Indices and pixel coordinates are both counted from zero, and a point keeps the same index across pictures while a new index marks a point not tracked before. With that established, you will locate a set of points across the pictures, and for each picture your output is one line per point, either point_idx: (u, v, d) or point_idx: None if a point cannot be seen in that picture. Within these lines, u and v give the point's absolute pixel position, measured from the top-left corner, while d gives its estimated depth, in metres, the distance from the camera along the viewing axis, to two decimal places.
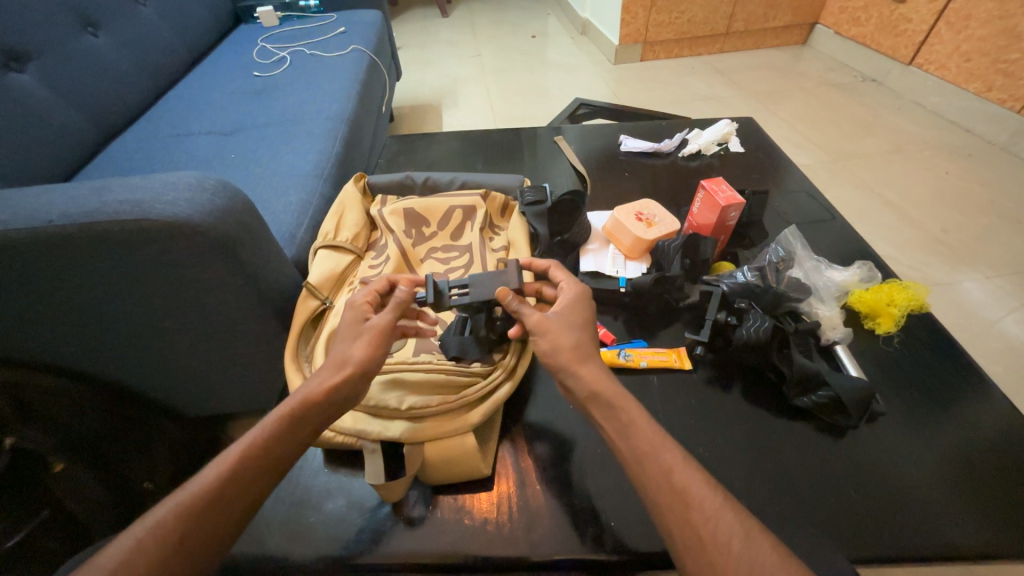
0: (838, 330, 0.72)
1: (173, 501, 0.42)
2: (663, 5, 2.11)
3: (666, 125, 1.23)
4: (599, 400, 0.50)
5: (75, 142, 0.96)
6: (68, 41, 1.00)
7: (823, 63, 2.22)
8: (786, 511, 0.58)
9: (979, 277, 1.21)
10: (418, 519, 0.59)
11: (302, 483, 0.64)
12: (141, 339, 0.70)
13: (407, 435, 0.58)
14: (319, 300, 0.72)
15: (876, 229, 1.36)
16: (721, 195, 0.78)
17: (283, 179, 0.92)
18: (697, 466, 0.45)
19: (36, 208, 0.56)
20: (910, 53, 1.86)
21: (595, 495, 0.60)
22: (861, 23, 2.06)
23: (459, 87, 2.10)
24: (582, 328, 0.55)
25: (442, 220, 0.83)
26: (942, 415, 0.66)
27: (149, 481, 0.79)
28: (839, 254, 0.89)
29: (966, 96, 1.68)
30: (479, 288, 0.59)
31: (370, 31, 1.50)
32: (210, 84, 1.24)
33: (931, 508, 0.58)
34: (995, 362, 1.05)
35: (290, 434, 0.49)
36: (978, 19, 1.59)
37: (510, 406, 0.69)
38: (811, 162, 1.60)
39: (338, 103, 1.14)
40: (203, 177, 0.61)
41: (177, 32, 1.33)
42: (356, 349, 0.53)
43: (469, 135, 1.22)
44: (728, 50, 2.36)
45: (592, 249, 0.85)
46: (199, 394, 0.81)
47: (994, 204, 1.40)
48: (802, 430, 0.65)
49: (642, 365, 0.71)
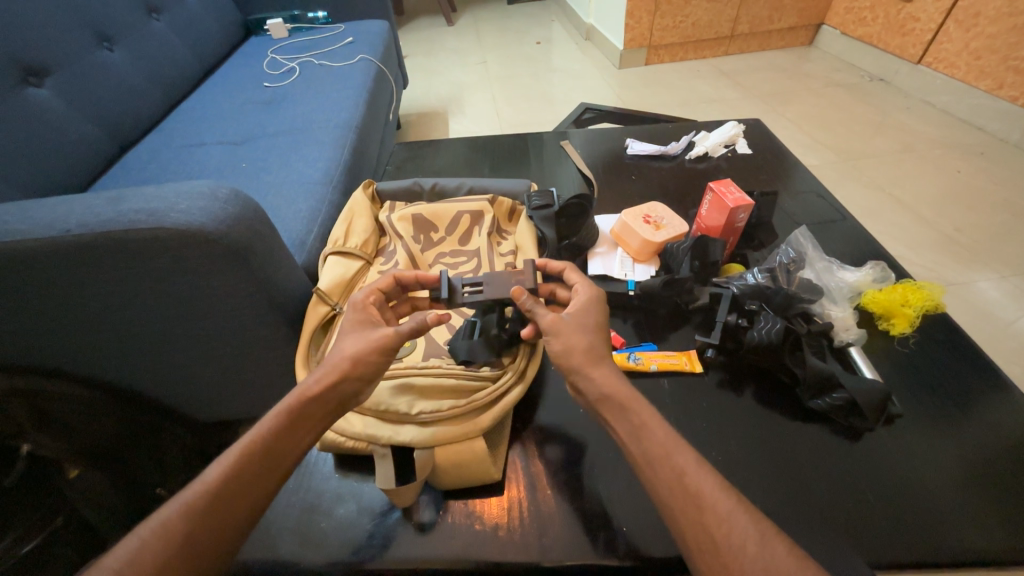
0: (852, 331, 0.71)
1: (177, 500, 0.43)
2: (667, 9, 2.12)
3: (672, 128, 1.23)
4: (610, 403, 0.49)
5: (91, 154, 0.98)
6: (84, 56, 1.03)
7: (829, 64, 2.21)
8: (802, 516, 0.57)
9: (995, 276, 1.19)
10: (428, 524, 0.59)
11: (314, 488, 0.64)
12: (157, 345, 0.70)
13: (418, 439, 0.58)
14: (329, 306, 0.72)
15: (888, 229, 1.35)
16: (730, 196, 0.78)
17: (293, 187, 0.93)
18: (711, 469, 0.44)
19: (56, 218, 0.57)
20: (919, 52, 1.84)
21: (607, 500, 0.60)
22: (868, 23, 2.05)
23: (465, 94, 2.12)
24: (594, 330, 0.54)
25: (450, 225, 0.84)
26: (962, 418, 0.65)
27: (161, 486, 0.81)
28: (851, 255, 0.87)
29: (976, 94, 1.66)
30: (492, 288, 0.60)
31: (377, 40, 1.52)
32: (222, 94, 1.26)
33: (954, 514, 0.57)
34: (1014, 363, 1.03)
35: (290, 430, 0.49)
36: (987, 17, 1.57)
37: (521, 409, 0.69)
38: (819, 163, 1.59)
39: (347, 112, 1.16)
40: (216, 187, 0.62)
41: (189, 45, 1.36)
42: (357, 345, 0.54)
43: (476, 141, 1.23)
44: (733, 52, 2.36)
45: (600, 253, 0.85)
46: (211, 401, 0.82)
47: (1008, 202, 1.38)
48: (816, 432, 0.64)
49: (653, 368, 0.71)
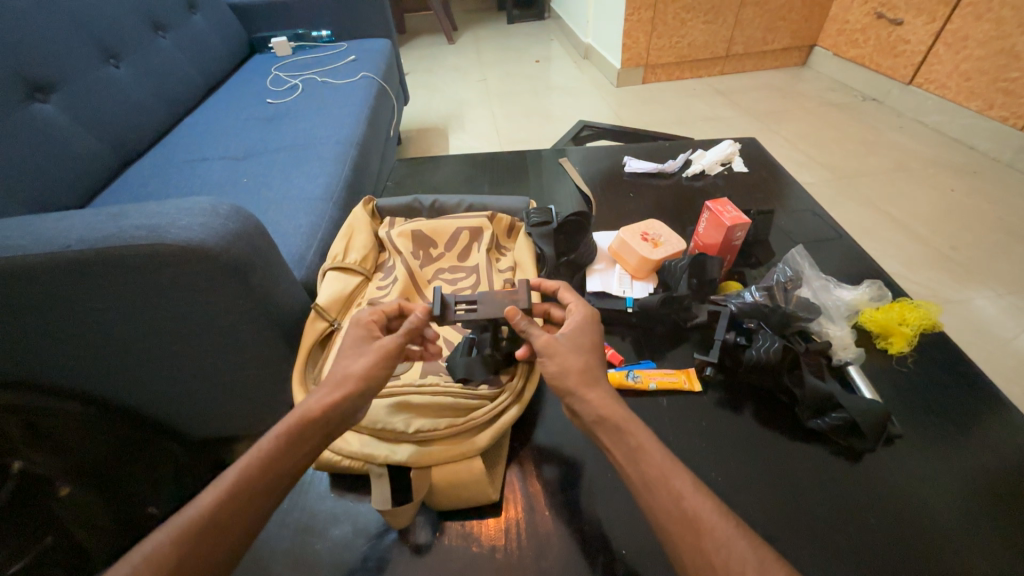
0: (849, 350, 0.71)
1: (170, 526, 0.42)
2: (663, 29, 2.17)
3: (669, 146, 1.25)
4: (606, 424, 0.49)
5: (94, 168, 0.99)
6: (90, 72, 1.05)
7: (823, 83, 2.25)
8: (803, 539, 0.56)
9: (991, 294, 1.20)
10: (424, 546, 0.58)
11: (308, 508, 0.63)
12: (154, 361, 0.70)
13: (413, 459, 0.58)
14: (327, 322, 0.72)
15: (884, 247, 1.36)
16: (727, 215, 0.79)
17: (293, 202, 0.94)
18: (709, 493, 0.44)
19: (55, 234, 0.57)
20: (910, 73, 1.88)
21: (605, 522, 0.59)
22: (860, 45, 2.10)
23: (466, 110, 2.16)
24: (591, 350, 0.55)
25: (449, 242, 0.85)
26: (962, 439, 0.65)
27: (152, 506, 0.78)
28: (848, 273, 0.88)
29: (967, 114, 1.69)
30: (487, 306, 0.59)
31: (378, 58, 1.55)
32: (225, 110, 1.28)
33: (958, 538, 0.56)
34: (1012, 381, 1.03)
35: (288, 453, 0.48)
36: (975, 40, 1.61)
37: (517, 428, 0.69)
38: (814, 181, 1.61)
39: (348, 128, 1.18)
40: (217, 204, 0.63)
41: (194, 62, 1.38)
42: (358, 365, 0.53)
43: (476, 157, 1.25)
44: (729, 71, 2.41)
45: (599, 269, 0.85)
46: (206, 417, 0.82)
47: (1002, 220, 1.39)
48: (816, 453, 0.64)
49: (651, 387, 0.70)
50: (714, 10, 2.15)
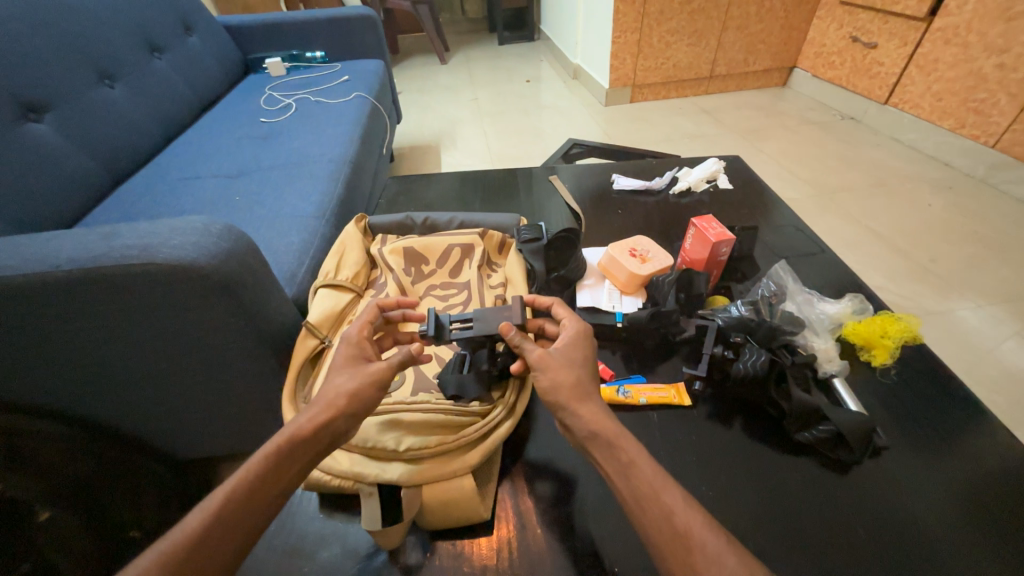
0: (834, 363, 0.72)
1: (156, 551, 0.41)
2: (650, 51, 2.24)
3: (656, 163, 1.28)
4: (598, 440, 0.49)
5: (86, 187, 0.99)
6: (85, 93, 1.06)
7: (803, 103, 2.33)
8: (793, 553, 0.56)
9: (972, 305, 1.23)
10: (414, 566, 0.57)
11: (296, 529, 0.62)
12: (143, 378, 0.69)
13: (405, 477, 0.58)
14: (318, 339, 0.72)
15: (867, 260, 1.39)
16: (712, 231, 0.81)
17: (286, 220, 0.95)
18: (699, 507, 0.44)
19: (45, 254, 0.57)
20: (885, 93, 1.96)
21: (598, 538, 0.58)
22: (836, 66, 2.18)
23: (458, 128, 2.20)
24: (582, 365, 0.55)
25: (441, 258, 0.86)
26: (947, 450, 0.66)
27: (136, 528, 0.76)
28: (831, 287, 0.90)
29: (941, 132, 1.76)
30: (481, 324, 0.60)
31: (372, 79, 1.58)
32: (220, 129, 1.30)
33: (946, 547, 0.57)
34: (996, 390, 1.05)
35: (275, 474, 0.47)
36: (945, 63, 1.69)
37: (509, 444, 0.69)
38: (797, 196, 1.66)
39: (341, 147, 1.20)
40: (209, 222, 0.63)
41: (189, 81, 1.40)
42: (350, 384, 0.53)
43: (467, 175, 1.27)
44: (713, 91, 2.49)
45: (588, 284, 0.86)
46: (193, 438, 0.81)
47: (978, 234, 1.44)
48: (805, 466, 0.64)
49: (642, 402, 0.71)
50: (697, 33, 2.23)
